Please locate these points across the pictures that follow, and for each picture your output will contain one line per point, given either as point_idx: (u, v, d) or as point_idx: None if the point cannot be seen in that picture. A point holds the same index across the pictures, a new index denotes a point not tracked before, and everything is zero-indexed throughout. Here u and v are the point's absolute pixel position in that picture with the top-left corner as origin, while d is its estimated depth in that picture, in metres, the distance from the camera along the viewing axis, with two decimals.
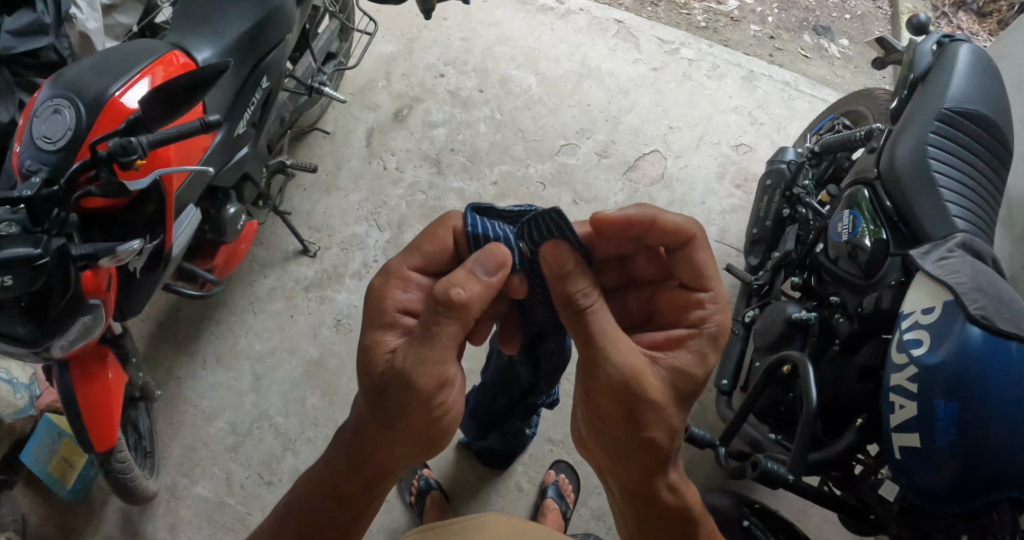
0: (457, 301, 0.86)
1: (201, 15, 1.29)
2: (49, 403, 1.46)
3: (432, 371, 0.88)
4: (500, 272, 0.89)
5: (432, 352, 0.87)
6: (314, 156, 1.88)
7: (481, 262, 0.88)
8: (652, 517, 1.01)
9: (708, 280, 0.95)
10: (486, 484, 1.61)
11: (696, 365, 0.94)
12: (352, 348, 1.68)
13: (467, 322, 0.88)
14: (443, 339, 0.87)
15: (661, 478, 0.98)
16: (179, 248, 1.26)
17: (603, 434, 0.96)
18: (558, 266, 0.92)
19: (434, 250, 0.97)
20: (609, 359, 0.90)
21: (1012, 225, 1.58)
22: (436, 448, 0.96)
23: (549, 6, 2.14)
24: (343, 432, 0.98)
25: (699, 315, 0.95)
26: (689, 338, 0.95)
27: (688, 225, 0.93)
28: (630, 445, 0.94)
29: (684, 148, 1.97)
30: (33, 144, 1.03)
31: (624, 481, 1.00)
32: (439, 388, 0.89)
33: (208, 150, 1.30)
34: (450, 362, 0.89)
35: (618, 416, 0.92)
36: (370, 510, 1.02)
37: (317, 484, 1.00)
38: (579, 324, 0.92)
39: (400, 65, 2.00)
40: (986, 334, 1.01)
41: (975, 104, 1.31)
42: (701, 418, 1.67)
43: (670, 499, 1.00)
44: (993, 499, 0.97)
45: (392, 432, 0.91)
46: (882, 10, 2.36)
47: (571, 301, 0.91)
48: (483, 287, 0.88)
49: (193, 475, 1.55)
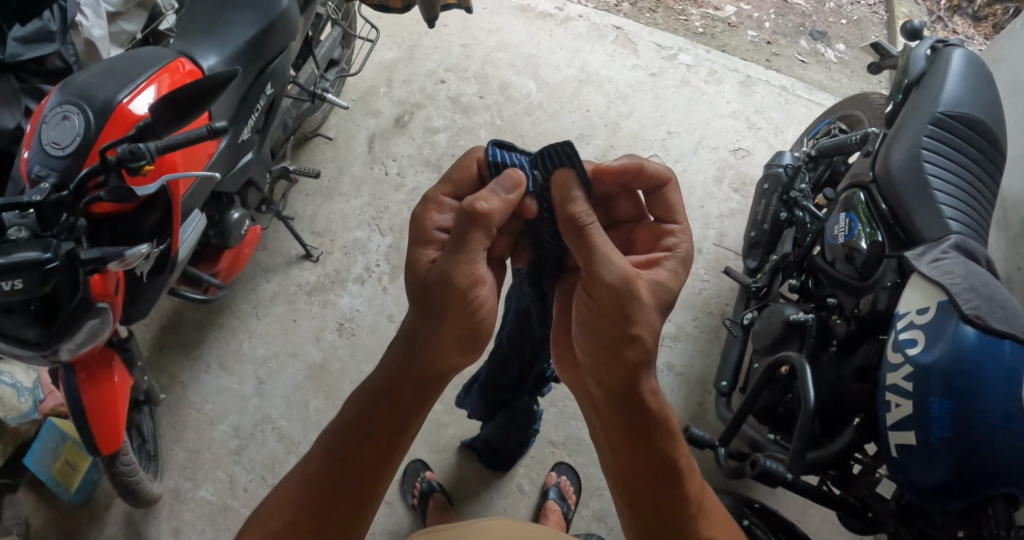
0: (482, 212, 0.91)
1: (207, 24, 1.31)
2: (54, 407, 1.48)
3: (467, 268, 0.92)
4: (516, 191, 0.95)
5: (463, 253, 0.92)
6: (316, 161, 1.89)
7: (499, 183, 0.95)
8: (632, 435, 0.97)
9: (677, 214, 1.02)
10: (487, 486, 1.62)
11: (673, 281, 0.98)
12: (354, 352, 1.69)
13: (491, 231, 0.92)
14: (472, 240, 0.92)
15: (643, 385, 0.96)
16: (184, 252, 1.28)
17: (592, 336, 0.95)
18: (566, 190, 0.95)
19: (462, 176, 1.00)
20: (606, 259, 0.92)
21: (1007, 225, 1.60)
22: (477, 345, 0.98)
23: (549, 12, 2.17)
24: (388, 355, 1.00)
25: (671, 242, 1.01)
26: (664, 259, 1.00)
27: (663, 168, 1.01)
28: (617, 345, 0.94)
29: (682, 153, 1.99)
30: (42, 150, 1.05)
31: (608, 389, 0.97)
32: (474, 286, 0.93)
33: (214, 156, 1.32)
34: (482, 262, 0.94)
35: (612, 314, 0.92)
36: (417, 420, 1.01)
37: (363, 408, 0.99)
38: (578, 240, 0.94)
39: (401, 72, 2.02)
40: (979, 333, 1.03)
41: (967, 107, 1.33)
42: (701, 419, 1.69)
43: (649, 411, 0.97)
44: (989, 495, 0.99)
45: (438, 327, 0.94)
46: (877, 15, 2.39)
47: (573, 221, 0.94)
48: (503, 203, 0.93)
49: (196, 478, 1.56)
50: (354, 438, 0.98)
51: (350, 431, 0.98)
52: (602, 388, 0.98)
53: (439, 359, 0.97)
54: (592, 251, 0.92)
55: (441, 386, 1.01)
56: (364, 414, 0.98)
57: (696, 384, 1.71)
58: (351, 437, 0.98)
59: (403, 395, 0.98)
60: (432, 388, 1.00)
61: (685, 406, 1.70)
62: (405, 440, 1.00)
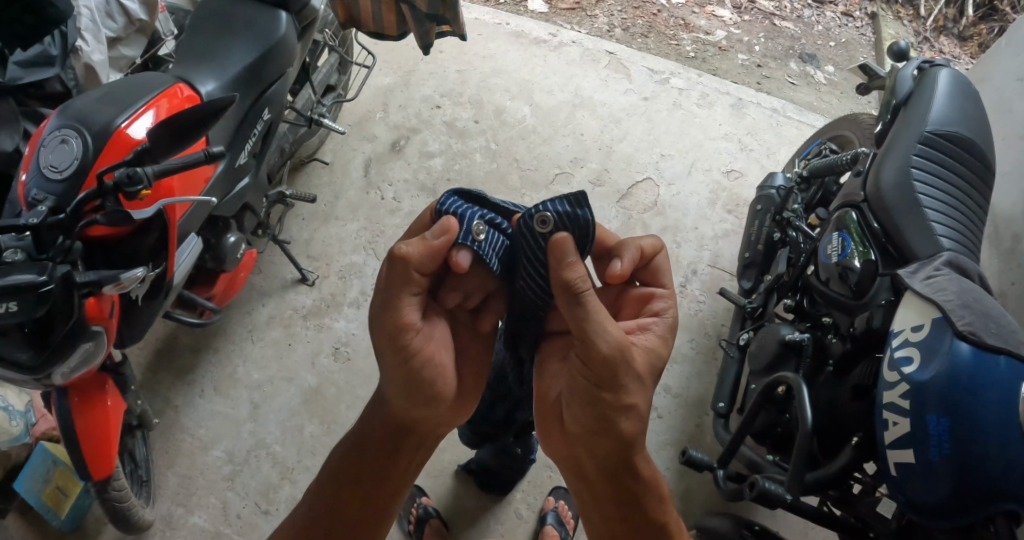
0: (398, 255, 0.97)
1: (203, 49, 1.33)
2: (44, 431, 1.46)
3: (391, 315, 0.99)
4: (444, 236, 0.97)
5: (388, 299, 0.99)
6: (312, 186, 1.91)
7: (430, 229, 0.98)
8: (627, 501, 1.04)
9: (662, 279, 1.11)
10: (485, 512, 1.60)
11: (661, 345, 1.05)
12: (350, 377, 1.69)
13: (405, 275, 0.98)
14: (396, 286, 0.99)
15: (637, 453, 1.02)
16: (179, 277, 1.29)
17: (588, 406, 0.98)
18: (563, 254, 0.94)
19: (422, 230, 1.06)
20: (600, 328, 0.94)
21: (999, 241, 1.63)
22: (436, 392, 1.03)
23: (543, 38, 2.21)
24: (369, 409, 1.09)
25: (658, 306, 1.08)
26: (653, 323, 1.07)
27: (653, 241, 1.09)
28: (612, 414, 0.98)
29: (676, 175, 2.00)
30: (40, 173, 1.07)
31: (602, 455, 1.01)
32: (408, 333, 0.99)
33: (211, 181, 1.33)
34: (408, 308, 0.99)
35: (603, 387, 0.96)
36: (404, 456, 1.08)
37: (350, 444, 1.08)
38: (574, 307, 0.94)
39: (398, 97, 2.05)
40: (975, 349, 1.03)
41: (955, 126, 1.35)
42: (698, 441, 1.67)
43: (642, 478, 1.03)
44: (990, 513, 0.98)
45: (395, 372, 1.01)
46: (865, 37, 2.45)
47: (568, 287, 0.94)
48: (424, 246, 0.97)
49: (188, 504, 1.54)
50: (349, 464, 1.07)
51: (340, 475, 1.07)
52: (599, 461, 1.02)
53: (406, 409, 1.05)
54: (586, 324, 0.94)
55: (426, 427, 1.08)
56: (345, 464, 1.07)
57: (694, 405, 1.70)
58: (346, 461, 1.07)
59: (380, 447, 1.07)
60: (413, 433, 1.08)
61: (683, 429, 1.68)
62: (395, 470, 1.08)
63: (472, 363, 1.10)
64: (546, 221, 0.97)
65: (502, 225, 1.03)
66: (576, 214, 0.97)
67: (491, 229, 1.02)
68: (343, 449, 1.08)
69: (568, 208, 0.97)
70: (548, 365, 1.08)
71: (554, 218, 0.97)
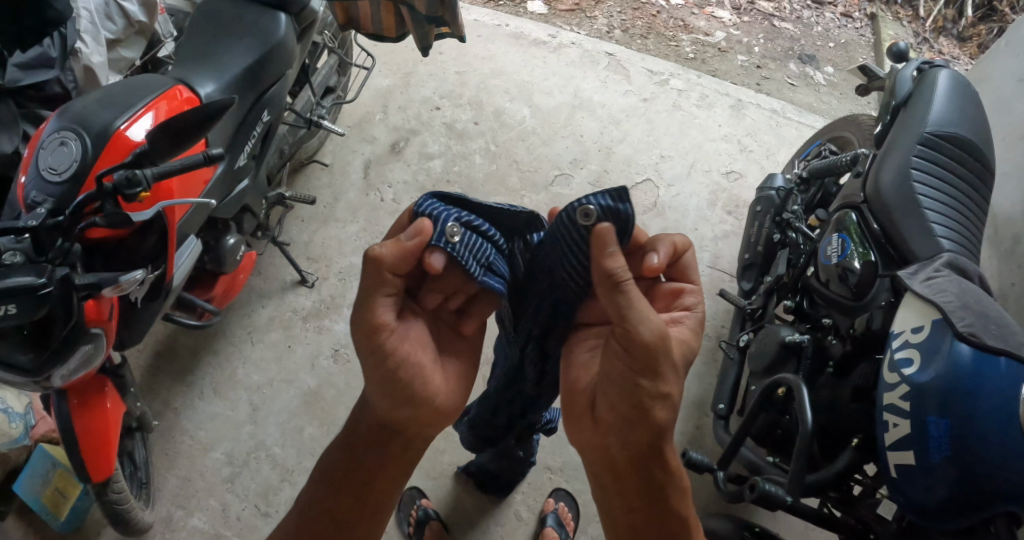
0: (372, 256, 0.97)
1: (202, 51, 1.33)
2: (43, 433, 1.46)
3: (365, 316, 0.99)
4: (418, 238, 0.97)
5: (363, 300, 0.99)
6: (312, 187, 1.90)
7: (406, 230, 0.98)
8: (652, 492, 1.03)
9: (691, 274, 1.10)
10: (485, 514, 1.60)
11: (693, 339, 1.06)
12: (350, 378, 1.68)
13: (378, 276, 0.98)
14: (371, 287, 0.99)
15: (666, 444, 1.02)
16: (179, 278, 1.28)
17: (624, 393, 0.98)
18: (606, 245, 0.93)
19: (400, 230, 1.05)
20: (643, 317, 0.93)
21: (998, 242, 1.63)
22: (416, 393, 1.03)
23: (542, 40, 2.21)
24: (358, 410, 1.10)
25: (688, 301, 1.08)
26: (685, 317, 1.07)
27: (684, 240, 1.07)
28: (648, 402, 0.98)
29: (676, 177, 2.00)
30: (39, 175, 1.07)
31: (633, 443, 1.01)
32: (383, 334, 0.99)
33: (210, 183, 1.33)
34: (382, 309, 0.99)
35: (642, 373, 0.96)
36: (394, 457, 1.08)
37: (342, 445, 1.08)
38: (614, 297, 0.93)
39: (397, 98, 2.05)
40: (975, 350, 1.03)
41: (955, 127, 1.35)
42: (699, 443, 1.67)
43: (669, 469, 1.03)
44: (991, 513, 0.98)
45: (373, 372, 1.01)
46: (864, 38, 2.45)
47: (610, 276, 0.93)
48: (399, 247, 0.97)
49: (188, 506, 1.53)
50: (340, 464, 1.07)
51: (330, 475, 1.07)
52: (628, 450, 1.02)
53: (388, 410, 1.04)
54: (629, 312, 0.93)
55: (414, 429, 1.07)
56: (336, 465, 1.08)
57: (694, 407, 1.70)
58: (337, 463, 1.08)
59: (369, 447, 1.07)
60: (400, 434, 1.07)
61: (683, 430, 1.68)
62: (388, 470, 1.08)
63: (454, 363, 1.10)
64: (589, 214, 0.96)
65: (480, 228, 1.02)
66: (617, 208, 0.95)
67: (467, 231, 1.01)
68: (334, 450, 1.09)
69: (610, 202, 0.96)
70: (576, 354, 1.09)
71: (597, 212, 0.96)
